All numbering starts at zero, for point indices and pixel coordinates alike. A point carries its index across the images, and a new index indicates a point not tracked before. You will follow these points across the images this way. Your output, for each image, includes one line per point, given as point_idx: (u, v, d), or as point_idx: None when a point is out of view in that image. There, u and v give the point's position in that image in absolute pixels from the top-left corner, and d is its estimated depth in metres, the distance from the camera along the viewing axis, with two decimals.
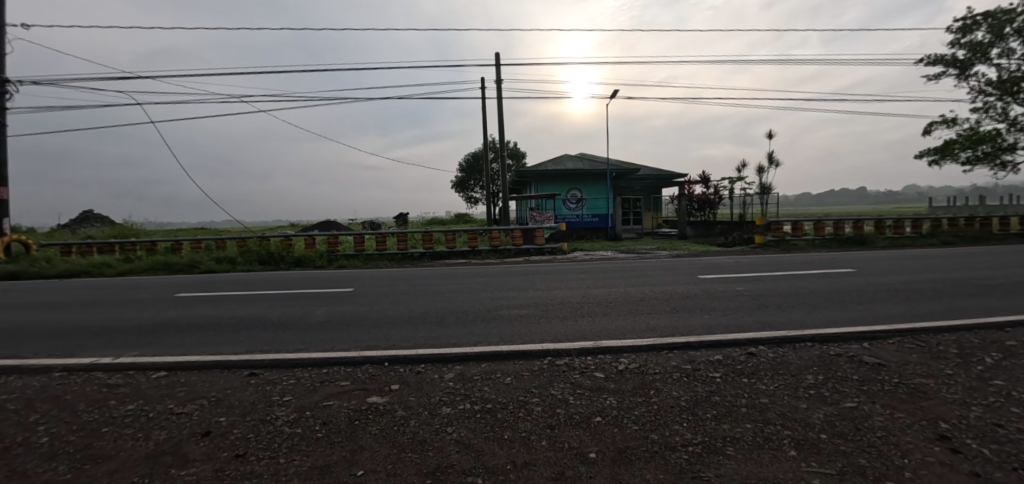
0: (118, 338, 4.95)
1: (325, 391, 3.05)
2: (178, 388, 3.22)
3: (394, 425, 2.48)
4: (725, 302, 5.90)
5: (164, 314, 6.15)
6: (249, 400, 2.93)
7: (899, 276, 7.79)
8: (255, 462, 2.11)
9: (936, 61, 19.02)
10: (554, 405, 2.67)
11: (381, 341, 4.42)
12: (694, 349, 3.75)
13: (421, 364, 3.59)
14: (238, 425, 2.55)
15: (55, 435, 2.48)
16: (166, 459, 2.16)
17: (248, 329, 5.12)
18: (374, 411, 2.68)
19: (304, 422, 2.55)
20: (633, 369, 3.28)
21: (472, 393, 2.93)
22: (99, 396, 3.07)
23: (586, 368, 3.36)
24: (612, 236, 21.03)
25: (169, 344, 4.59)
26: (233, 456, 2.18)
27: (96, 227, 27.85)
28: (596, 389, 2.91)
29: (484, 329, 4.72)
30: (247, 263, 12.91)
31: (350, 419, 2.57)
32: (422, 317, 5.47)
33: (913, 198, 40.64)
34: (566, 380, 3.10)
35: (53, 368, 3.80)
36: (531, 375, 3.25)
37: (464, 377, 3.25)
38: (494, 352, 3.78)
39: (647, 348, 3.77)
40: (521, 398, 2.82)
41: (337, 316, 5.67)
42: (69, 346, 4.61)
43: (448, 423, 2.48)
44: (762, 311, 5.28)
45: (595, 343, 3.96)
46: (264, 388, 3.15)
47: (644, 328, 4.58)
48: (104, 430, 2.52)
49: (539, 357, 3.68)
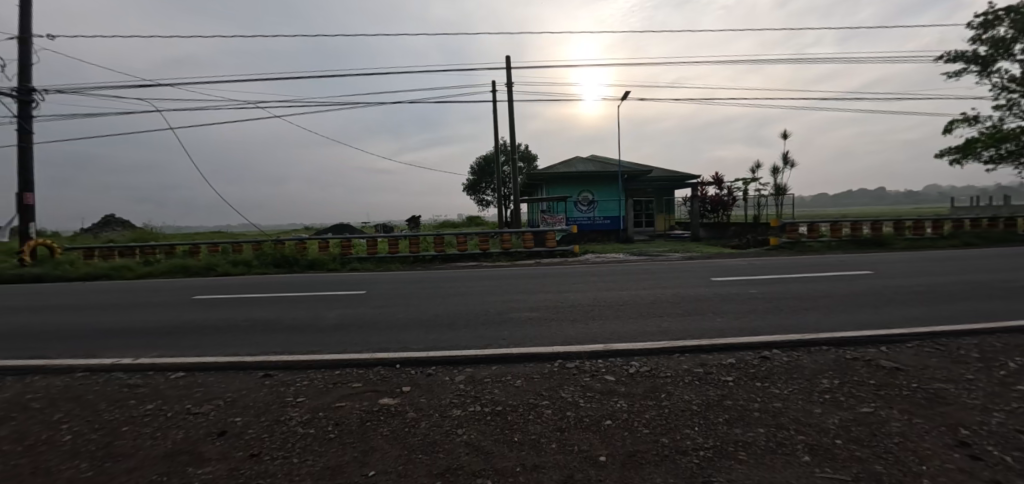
0: (475, 353, 6.16)
1: (800, 392, 4.29)
2: (667, 392, 4.43)
3: (921, 415, 3.71)
4: (830, 306, 8.23)
5: (452, 332, 7.38)
6: (761, 399, 4.17)
7: (931, 277, 10.60)
8: (896, 436, 3.33)
9: (959, 58, 20.66)
10: (1008, 406, 3.87)
11: (721, 353, 5.67)
12: (997, 365, 4.96)
13: (805, 374, 4.83)
14: (808, 414, 3.77)
15: (694, 421, 3.70)
16: (828, 435, 3.39)
17: (573, 345, 6.38)
18: (880, 406, 3.91)
19: (853, 413, 3.78)
20: (1001, 381, 4.49)
21: (916, 396, 4.16)
22: (637, 397, 4.29)
23: (958, 379, 4.58)
24: (688, 243, 22.08)
25: (546, 357, 5.84)
26: (868, 432, 3.41)
27: (178, 233, 29.57)
28: (1011, 396, 4.11)
29: (775, 343, 6.00)
30: (383, 267, 14.83)
31: (882, 412, 3.78)
32: (683, 331, 6.87)
33: (927, 198, 41.94)
34: (960, 389, 4.29)
35: (520, 380, 4.99)
36: (927, 384, 4.47)
37: (858, 380, 4.61)
38: (853, 366, 5.00)
39: (967, 363, 5.00)
40: (971, 401, 3.99)
41: (611, 332, 7.02)
42: (461, 361, 5.79)
43: (947, 417, 3.69)
44: (867, 312, 7.63)
45: (917, 360, 5.17)
46: (747, 390, 4.38)
47: (914, 343, 5.82)
48: (721, 418, 3.74)
49: (895, 370, 4.89)
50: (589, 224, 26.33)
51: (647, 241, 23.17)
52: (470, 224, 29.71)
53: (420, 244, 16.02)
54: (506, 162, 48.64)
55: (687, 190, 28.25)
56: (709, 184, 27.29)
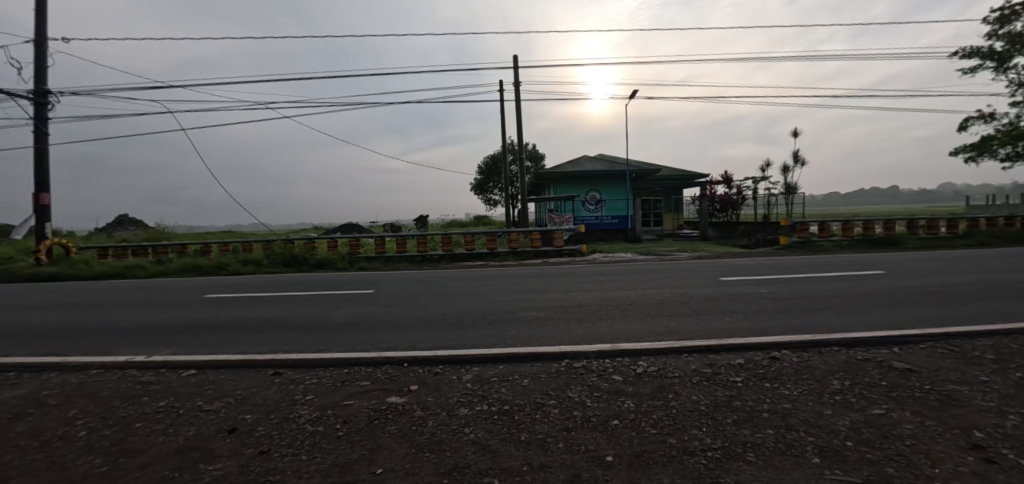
0: (149, 337, 5.19)
1: (345, 391, 3.13)
2: (205, 386, 3.35)
3: (412, 425, 2.53)
4: (759, 306, 5.71)
5: (193, 315, 6.41)
6: (273, 399, 3.03)
7: (936, 278, 7.60)
8: (279, 459, 2.18)
9: (971, 55, 18.24)
10: (571, 408, 2.67)
11: (401, 342, 4.47)
12: (715, 352, 3.68)
13: (439, 366, 3.65)
14: (262, 423, 2.64)
15: (92, 429, 2.63)
16: (195, 455, 2.26)
17: (272, 330, 5.27)
18: (393, 410, 2.74)
19: (326, 421, 2.63)
20: (652, 373, 3.25)
21: (489, 394, 2.96)
22: (132, 393, 3.22)
23: (604, 371, 3.35)
24: (632, 238, 20.50)
25: (198, 343, 4.77)
26: (258, 453, 2.26)
27: (129, 231, 29.14)
28: (614, 392, 2.90)
29: (501, 332, 4.73)
30: (272, 266, 13.28)
31: (369, 419, 2.63)
32: (442, 319, 5.52)
33: (949, 197, 38.94)
34: (583, 383, 3.09)
35: (90, 366, 3.99)
36: (549, 378, 3.26)
37: (476, 377, 3.34)
38: (511, 354, 3.80)
39: (665, 351, 3.73)
40: (538, 400, 2.83)
41: (357, 318, 5.75)
42: (104, 345, 4.84)
43: (464, 424, 2.51)
44: (754, 310, 5.55)
45: (613, 347, 3.91)
46: (287, 388, 3.25)
47: (663, 330, 4.54)
48: (138, 426, 2.65)
49: (556, 359, 3.68)
50: (596, 223, 23.46)
51: (612, 238, 20.98)
52: (423, 219, 28.65)
53: (329, 240, 14.46)
54: (515, 160, 46.84)
55: (677, 184, 26.01)
56: (681, 180, 25.25)
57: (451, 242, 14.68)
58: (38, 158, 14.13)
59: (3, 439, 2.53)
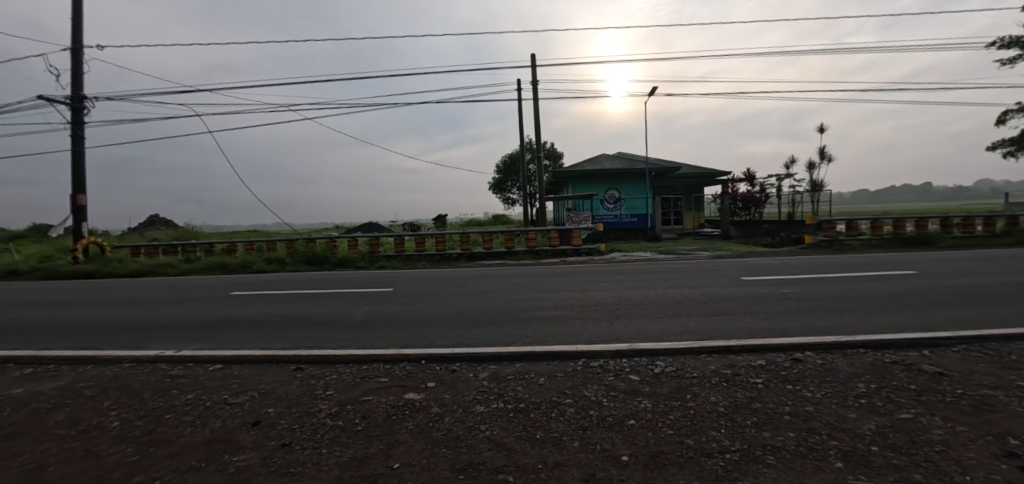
0: (179, 332, 5.41)
1: (363, 387, 3.20)
2: (230, 381, 3.47)
3: (428, 421, 2.57)
4: (780, 306, 5.60)
5: (220, 312, 6.65)
6: (295, 393, 3.12)
7: (969, 278, 7.29)
8: (299, 451, 2.26)
9: (1010, 44, 17.35)
10: (586, 407, 2.67)
11: (417, 340, 4.55)
12: (735, 353, 3.62)
13: (456, 363, 3.70)
14: (285, 416, 2.73)
15: (125, 420, 2.76)
16: (220, 446, 2.36)
17: (294, 327, 5.42)
18: (410, 407, 2.80)
19: (345, 415, 2.70)
20: (669, 373, 3.22)
21: (505, 392, 2.99)
22: (162, 386, 3.38)
23: (620, 371, 3.33)
24: (651, 238, 20.26)
25: (225, 339, 4.95)
26: (280, 445, 2.34)
27: (160, 230, 30.46)
28: (630, 392, 2.89)
29: (518, 330, 4.76)
30: (294, 264, 13.66)
31: (387, 414, 2.69)
32: (459, 316, 5.60)
33: (986, 193, 37.11)
34: (599, 382, 3.09)
35: (123, 360, 4.19)
36: (565, 376, 3.27)
37: (494, 375, 3.35)
38: (527, 353, 3.81)
39: (684, 351, 3.69)
40: (554, 398, 2.84)
41: (376, 316, 5.88)
42: (139, 340, 5.09)
43: (480, 421, 2.55)
44: (776, 310, 5.46)
45: (631, 346, 3.89)
46: (309, 382, 3.35)
47: (682, 330, 4.48)
48: (167, 417, 2.77)
49: (573, 358, 3.68)
50: (616, 222, 23.05)
51: (630, 238, 20.73)
52: (441, 218, 28.89)
53: (349, 240, 14.84)
54: (532, 159, 47.10)
55: (696, 183, 25.57)
56: (700, 178, 24.84)
57: (469, 241, 14.80)
58: (77, 162, 14.85)
59: (44, 428, 2.68)
